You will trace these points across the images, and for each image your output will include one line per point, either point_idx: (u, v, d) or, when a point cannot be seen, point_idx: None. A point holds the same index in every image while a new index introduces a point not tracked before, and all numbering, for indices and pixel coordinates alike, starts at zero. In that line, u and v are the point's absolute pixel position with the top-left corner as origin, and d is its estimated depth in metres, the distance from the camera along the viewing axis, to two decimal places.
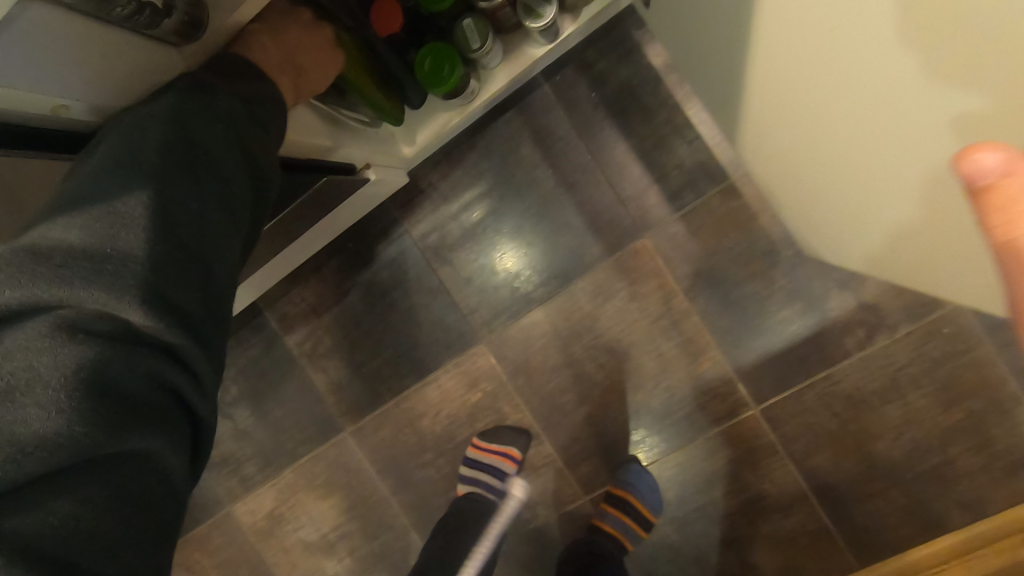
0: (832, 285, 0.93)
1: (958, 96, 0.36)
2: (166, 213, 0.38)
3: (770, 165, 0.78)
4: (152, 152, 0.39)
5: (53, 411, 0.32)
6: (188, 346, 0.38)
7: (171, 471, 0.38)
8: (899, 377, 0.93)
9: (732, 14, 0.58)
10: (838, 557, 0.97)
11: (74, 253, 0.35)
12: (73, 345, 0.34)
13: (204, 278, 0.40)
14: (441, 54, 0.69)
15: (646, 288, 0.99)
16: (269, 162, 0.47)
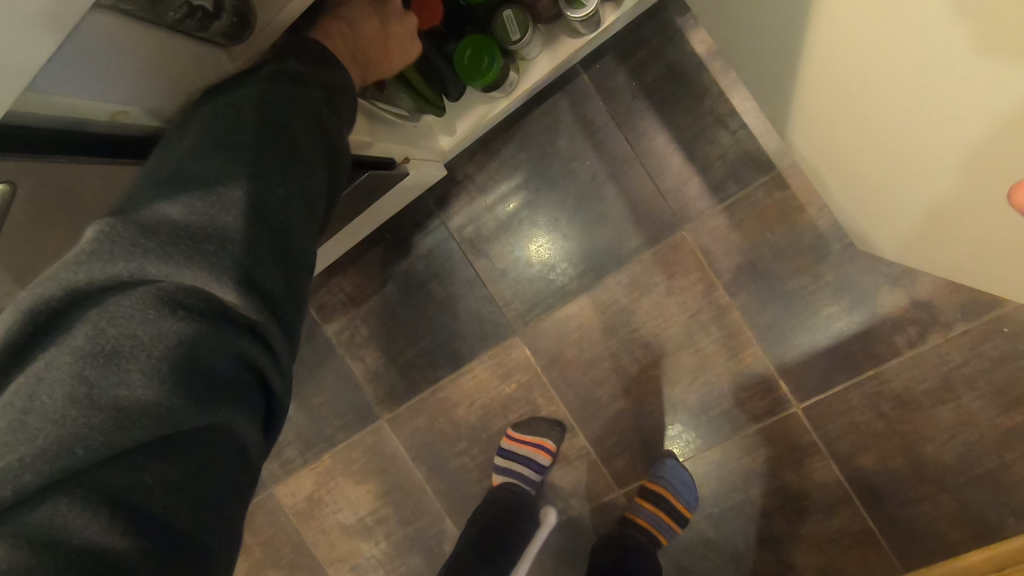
0: (883, 280, 0.90)
1: None
2: (258, 198, 0.38)
3: (831, 173, 0.75)
4: (245, 134, 0.40)
5: (154, 380, 0.32)
6: (271, 326, 0.38)
7: (250, 448, 0.37)
8: (952, 378, 0.89)
9: (779, 11, 0.58)
10: (882, 561, 0.94)
11: (176, 230, 0.35)
12: (174, 319, 0.33)
13: (289, 261, 0.40)
14: (480, 46, 0.68)
15: (685, 281, 0.97)
16: (344, 147, 0.47)
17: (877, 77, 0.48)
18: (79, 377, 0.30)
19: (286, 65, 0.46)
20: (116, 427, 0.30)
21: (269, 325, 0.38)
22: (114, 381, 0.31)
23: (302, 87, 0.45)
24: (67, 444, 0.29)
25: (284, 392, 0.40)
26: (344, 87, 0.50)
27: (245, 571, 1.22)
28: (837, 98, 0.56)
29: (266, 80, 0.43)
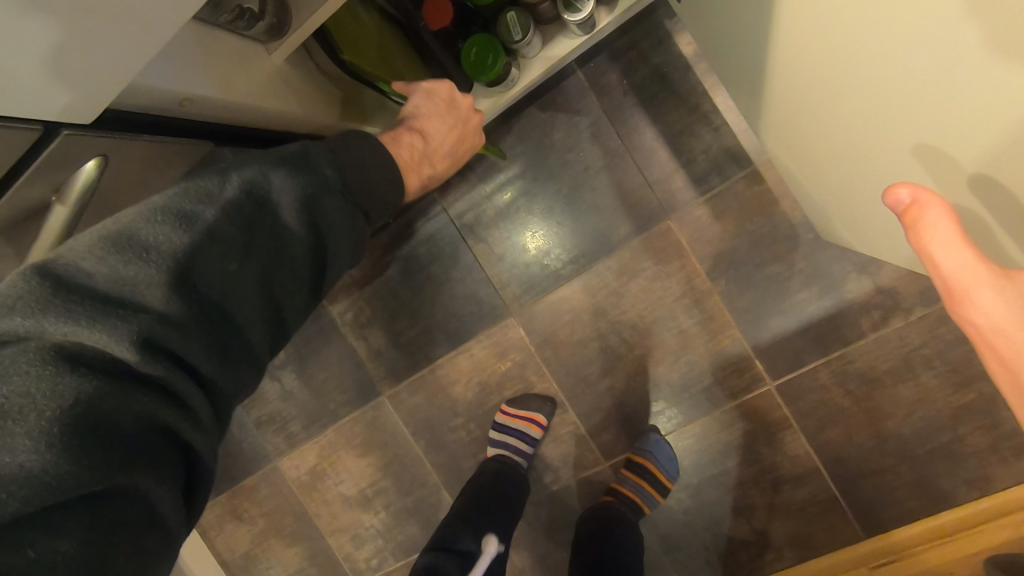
0: (851, 268, 0.97)
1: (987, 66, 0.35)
2: (192, 266, 0.42)
3: (844, 219, 0.81)
4: (201, 204, 0.43)
5: (41, 442, 0.34)
6: (185, 386, 0.41)
7: (161, 510, 0.39)
8: (912, 358, 0.96)
9: (761, 42, 0.65)
10: (847, 528, 1.02)
11: (91, 293, 0.38)
12: (73, 377, 0.36)
13: (218, 330, 0.43)
14: (486, 45, 0.74)
15: (670, 267, 1.04)
16: (336, 221, 0.50)
17: (858, 107, 0.51)
18: None
19: (309, 147, 0.51)
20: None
21: (183, 383, 0.41)
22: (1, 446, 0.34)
23: (307, 165, 0.49)
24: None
25: (206, 457, 0.43)
26: (373, 143, 0.56)
27: (251, 539, 1.28)
28: (836, 132, 0.59)
29: (280, 155, 0.48)
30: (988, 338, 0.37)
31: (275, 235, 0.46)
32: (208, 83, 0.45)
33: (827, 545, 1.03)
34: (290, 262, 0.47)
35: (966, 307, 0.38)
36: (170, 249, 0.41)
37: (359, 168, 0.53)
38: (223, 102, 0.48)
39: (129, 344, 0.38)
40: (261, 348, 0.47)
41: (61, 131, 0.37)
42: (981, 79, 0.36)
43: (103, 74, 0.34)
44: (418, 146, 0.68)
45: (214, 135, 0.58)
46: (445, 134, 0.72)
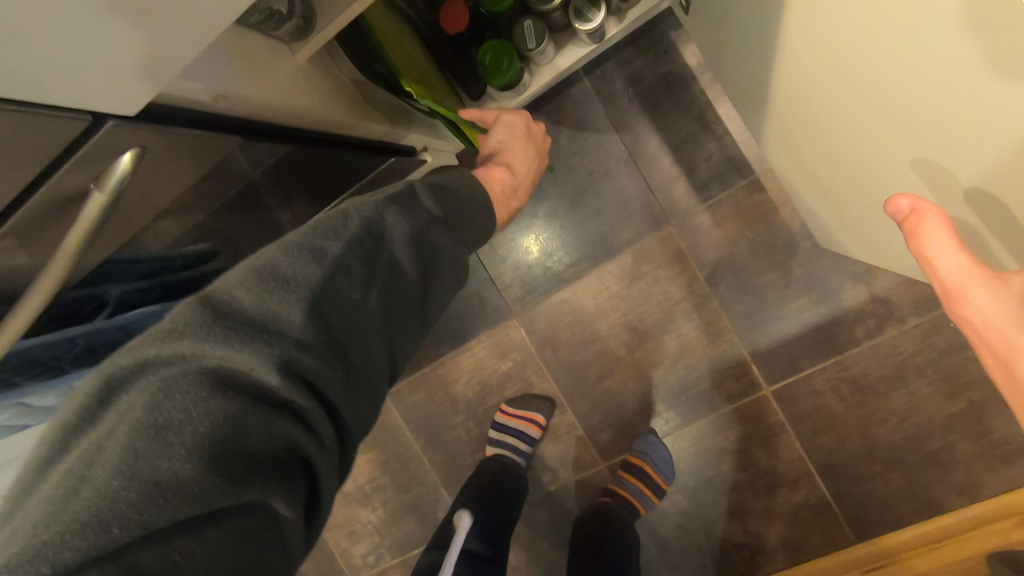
0: (846, 277, 0.99)
1: (982, 96, 0.37)
2: (327, 293, 0.42)
3: (851, 236, 0.82)
4: (330, 238, 0.44)
5: (193, 456, 0.34)
6: (317, 413, 0.40)
7: (286, 534, 0.38)
8: (904, 366, 0.99)
9: (767, 63, 0.68)
10: (838, 532, 1.04)
11: (241, 318, 0.39)
12: (222, 398, 0.36)
13: (343, 357, 0.43)
14: (500, 50, 0.77)
15: (670, 272, 1.06)
16: (435, 254, 0.52)
17: (872, 147, 0.53)
18: (131, 448, 0.33)
19: (413, 186, 0.54)
20: (149, 503, 0.32)
21: (316, 412, 0.40)
22: (158, 454, 0.33)
23: (411, 204, 0.51)
24: (104, 520, 0.31)
25: (330, 481, 0.42)
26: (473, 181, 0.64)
27: None
28: (850, 169, 0.62)
29: (391, 197, 0.50)
30: (986, 336, 0.41)
31: (394, 272, 0.48)
32: (235, 79, 0.47)
33: (819, 549, 1.05)
34: (405, 291, 0.49)
35: (963, 307, 0.41)
36: (309, 280, 0.42)
37: (455, 207, 0.57)
38: (249, 101, 0.49)
39: (271, 369, 0.38)
40: (379, 377, 0.46)
41: (105, 121, 0.39)
42: (979, 112, 0.38)
43: (158, 72, 0.36)
44: (507, 181, 0.78)
45: (257, 134, 0.60)
46: (523, 173, 0.82)
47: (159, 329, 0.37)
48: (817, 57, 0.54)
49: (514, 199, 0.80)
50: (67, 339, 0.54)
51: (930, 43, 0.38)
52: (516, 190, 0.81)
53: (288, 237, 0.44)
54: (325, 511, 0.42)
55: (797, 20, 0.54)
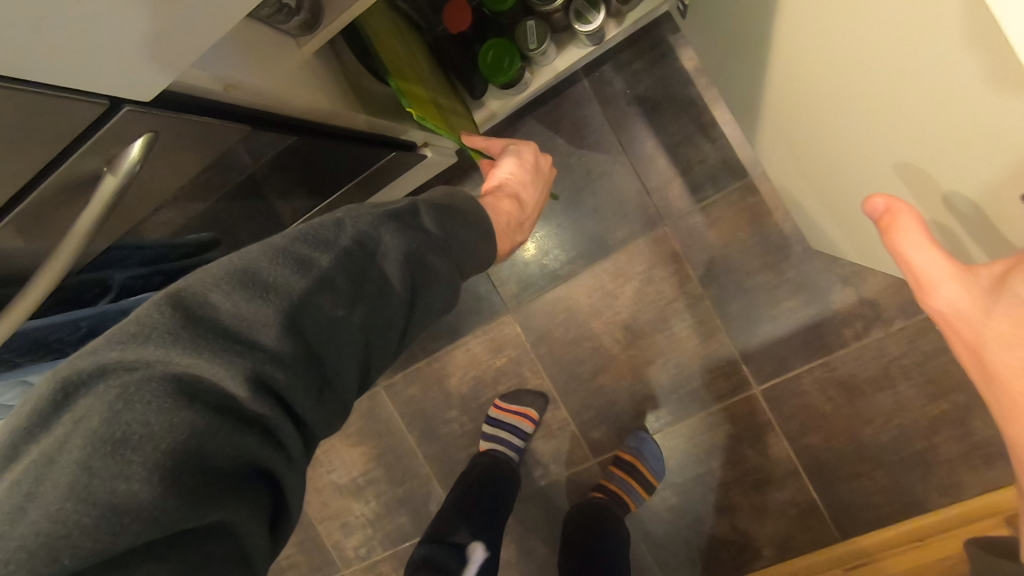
0: (836, 279, 1.01)
1: (988, 106, 0.36)
2: (307, 305, 0.41)
3: (843, 239, 0.84)
4: (318, 249, 0.42)
5: (152, 476, 0.31)
6: (283, 425, 0.39)
7: (249, 548, 0.36)
8: (891, 368, 1.01)
9: (760, 66, 0.69)
10: (824, 530, 1.05)
11: (214, 326, 0.37)
12: (187, 412, 0.34)
13: (316, 369, 0.41)
14: (502, 49, 0.78)
15: (664, 272, 1.08)
16: (431, 268, 0.50)
17: (874, 155, 0.53)
18: (85, 467, 0.30)
19: (417, 203, 0.52)
20: (106, 529, 0.30)
21: (283, 425, 0.39)
22: (114, 473, 0.31)
23: (409, 219, 0.50)
24: (54, 548, 0.29)
25: (295, 490, 0.41)
26: (481, 215, 0.59)
27: None
28: (852, 176, 0.62)
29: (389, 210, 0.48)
30: (956, 325, 0.40)
31: (383, 286, 0.46)
32: (246, 69, 0.48)
33: (804, 546, 1.07)
34: (392, 306, 0.47)
35: (935, 298, 0.41)
36: (289, 291, 0.40)
37: (458, 222, 0.55)
38: (259, 91, 0.51)
39: (240, 382, 0.36)
40: (352, 391, 0.45)
41: (123, 107, 0.41)
42: (982, 122, 0.37)
43: (173, 57, 0.37)
44: (512, 211, 0.73)
45: (266, 123, 0.61)
46: (528, 204, 0.78)
47: (120, 330, 0.34)
48: (820, 59, 0.52)
49: (518, 232, 0.75)
50: (70, 322, 0.54)
51: (932, 50, 0.38)
52: (520, 225, 0.76)
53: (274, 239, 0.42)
54: (292, 519, 0.41)
55: (796, 28, 0.54)
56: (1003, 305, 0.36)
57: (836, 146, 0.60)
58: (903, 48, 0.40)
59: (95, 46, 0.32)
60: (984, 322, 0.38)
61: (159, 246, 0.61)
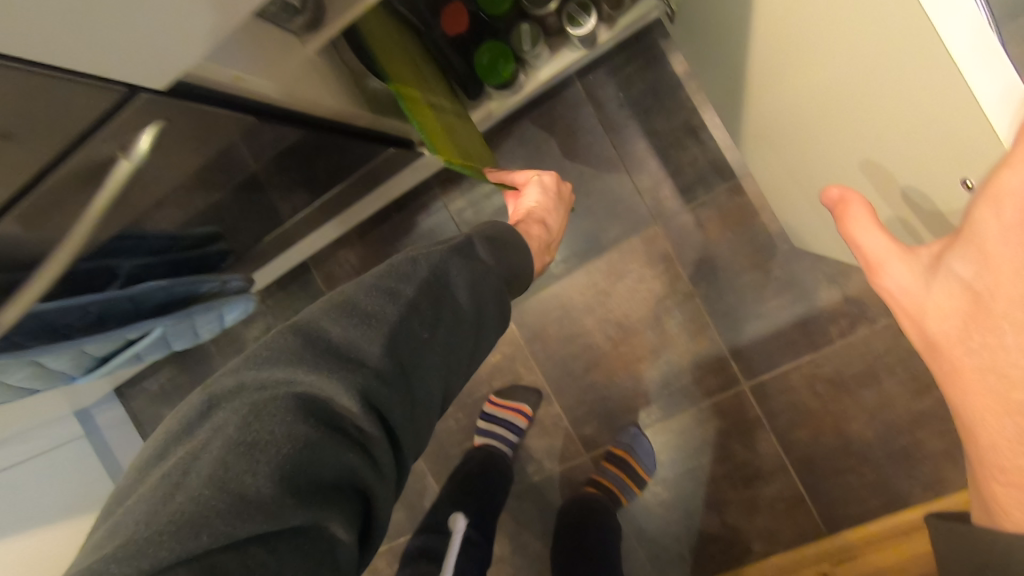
0: (822, 278, 1.04)
1: (919, 105, 0.40)
2: (398, 337, 0.50)
3: (817, 235, 0.87)
4: (402, 285, 0.53)
5: (269, 473, 0.40)
6: (378, 442, 0.47)
7: (338, 552, 0.41)
8: (876, 364, 1.03)
9: (737, 70, 0.73)
10: (811, 524, 1.08)
11: (335, 350, 0.48)
12: (303, 421, 0.43)
13: (406, 392, 0.50)
14: (497, 51, 0.82)
15: (655, 271, 1.10)
16: (489, 304, 0.58)
17: (841, 167, 0.58)
18: (226, 461, 0.40)
19: (471, 241, 0.60)
20: (234, 513, 0.38)
21: (377, 441, 0.46)
22: (245, 468, 0.40)
23: (473, 263, 0.58)
24: (196, 525, 0.37)
25: (380, 506, 0.47)
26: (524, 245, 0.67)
27: None
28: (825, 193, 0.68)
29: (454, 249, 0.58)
30: (901, 301, 0.43)
31: (453, 317, 0.54)
32: (251, 63, 0.51)
33: (792, 540, 1.08)
34: (465, 332, 0.55)
35: (882, 278, 0.44)
36: (386, 319, 0.50)
37: (511, 260, 0.63)
38: (262, 85, 0.54)
39: (351, 397, 0.46)
40: (433, 410, 0.53)
41: (139, 95, 0.42)
42: (917, 119, 0.42)
43: (190, 35, 0.38)
44: (540, 233, 0.78)
45: (276, 119, 0.62)
46: (554, 226, 0.84)
47: (260, 354, 0.48)
48: (786, 87, 0.59)
49: (547, 254, 0.80)
50: (79, 307, 0.59)
51: (870, 59, 0.42)
52: (549, 248, 0.81)
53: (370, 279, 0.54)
54: (377, 530, 0.47)
55: (762, 48, 0.60)
56: (945, 281, 0.39)
57: (811, 146, 0.62)
58: (861, 47, 0.42)
59: (120, 41, 0.35)
60: (931, 291, 0.40)
61: (162, 238, 0.65)
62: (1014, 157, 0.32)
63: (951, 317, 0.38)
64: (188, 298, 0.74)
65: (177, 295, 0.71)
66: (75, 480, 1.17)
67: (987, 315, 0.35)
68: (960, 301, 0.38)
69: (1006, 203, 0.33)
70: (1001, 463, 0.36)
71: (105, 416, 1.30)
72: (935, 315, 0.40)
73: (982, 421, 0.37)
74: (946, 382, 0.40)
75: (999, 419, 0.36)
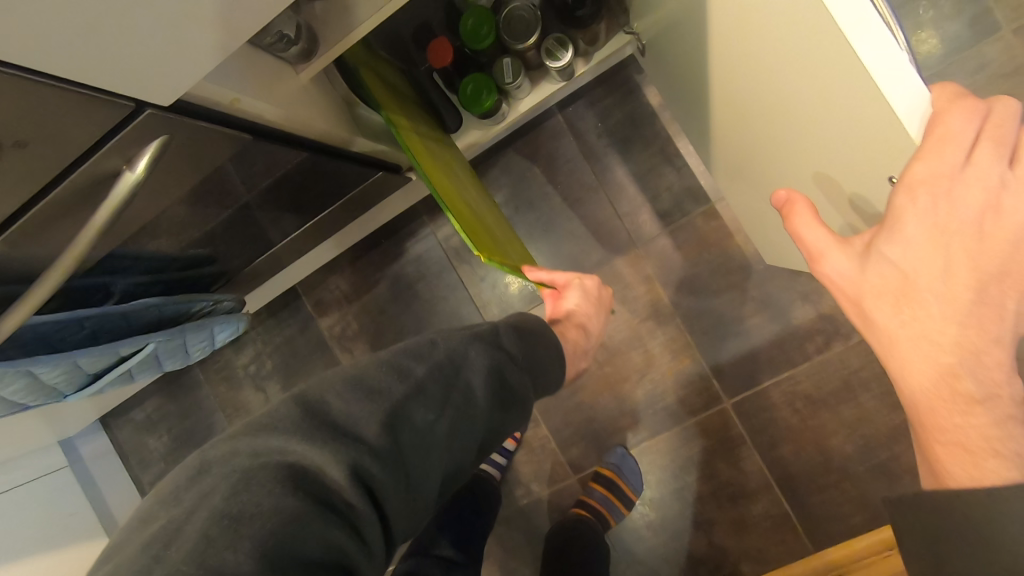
0: (796, 296, 1.08)
1: (851, 114, 0.44)
2: (398, 412, 0.51)
3: (782, 252, 0.92)
4: (414, 363, 0.54)
5: (249, 549, 0.41)
6: (368, 518, 0.48)
7: None
8: (852, 380, 1.06)
9: (698, 96, 0.79)
10: (797, 542, 1.08)
11: (333, 422, 0.49)
12: (292, 494, 0.44)
13: (400, 468, 0.51)
14: (480, 83, 0.86)
15: (636, 292, 1.14)
16: (502, 384, 0.59)
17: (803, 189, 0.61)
18: (208, 533, 0.41)
19: (490, 328, 0.62)
20: None
21: (368, 516, 0.48)
22: (226, 543, 0.41)
23: (485, 344, 0.60)
24: None
25: None
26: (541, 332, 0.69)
27: None
28: None
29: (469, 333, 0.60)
30: (840, 287, 0.46)
31: (459, 395, 0.56)
32: (249, 86, 0.55)
33: (779, 559, 1.09)
34: (475, 418, 0.57)
35: (823, 266, 0.47)
36: (389, 396, 0.51)
37: (528, 344, 0.64)
38: (259, 109, 0.58)
39: (342, 471, 0.47)
40: (428, 489, 0.54)
41: (145, 109, 0.45)
42: (852, 129, 0.45)
43: (177, 81, 0.44)
44: (577, 338, 0.81)
45: (272, 141, 0.65)
46: (592, 329, 0.86)
47: (258, 421, 0.49)
48: (748, 116, 0.64)
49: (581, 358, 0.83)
50: (75, 322, 0.61)
51: (806, 78, 0.47)
52: (585, 351, 0.84)
53: (383, 355, 0.55)
54: None
55: (720, 78, 0.65)
56: (877, 264, 0.43)
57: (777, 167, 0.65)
58: (795, 65, 0.47)
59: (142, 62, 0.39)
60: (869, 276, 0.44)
61: (158, 259, 0.68)
62: (923, 152, 0.39)
63: (886, 297, 0.43)
64: (179, 317, 0.76)
65: (170, 314, 0.73)
66: (57, 511, 1.15)
67: (914, 291, 0.41)
68: (893, 279, 0.42)
69: (919, 190, 0.39)
70: (937, 422, 0.42)
71: (91, 448, 1.29)
72: (869, 297, 0.44)
73: (917, 385, 0.42)
74: (885, 354, 0.44)
75: (936, 379, 0.41)
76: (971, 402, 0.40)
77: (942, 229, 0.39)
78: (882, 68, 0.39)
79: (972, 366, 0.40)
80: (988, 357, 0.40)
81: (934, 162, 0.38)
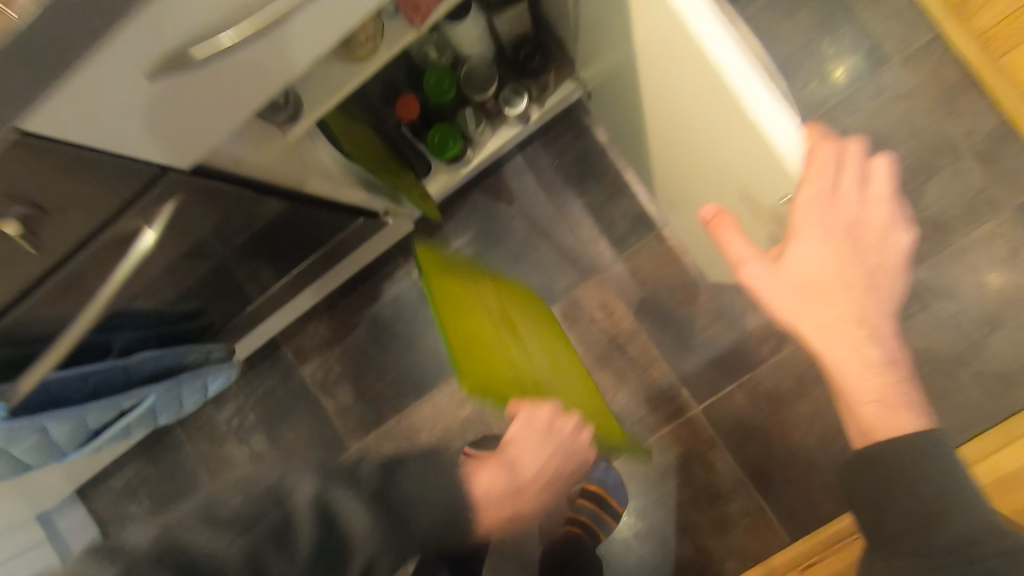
0: (748, 304, 1.18)
1: (749, 144, 0.53)
2: (214, 543, 0.44)
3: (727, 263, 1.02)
4: (266, 500, 0.46)
5: None
6: None
7: None
8: (806, 376, 1.16)
9: (635, 132, 0.90)
10: (775, 534, 1.15)
11: (157, 544, 0.44)
12: None
13: None
14: (446, 132, 0.95)
15: (603, 313, 1.22)
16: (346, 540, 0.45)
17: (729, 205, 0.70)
18: None
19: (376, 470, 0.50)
20: None
21: None
22: None
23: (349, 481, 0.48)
24: None
25: None
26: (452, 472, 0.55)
27: None
28: None
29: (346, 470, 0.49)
30: (757, 291, 0.55)
31: (288, 543, 0.44)
32: (248, 146, 0.62)
33: (761, 553, 1.15)
34: None
35: (744, 272, 0.55)
36: (216, 530, 0.44)
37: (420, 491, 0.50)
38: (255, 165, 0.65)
39: None
40: None
41: (169, 174, 0.51)
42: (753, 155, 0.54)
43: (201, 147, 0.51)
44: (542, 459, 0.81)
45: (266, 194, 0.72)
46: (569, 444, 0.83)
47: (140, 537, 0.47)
48: (680, 143, 0.73)
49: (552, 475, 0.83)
50: (81, 376, 0.64)
51: (715, 114, 0.56)
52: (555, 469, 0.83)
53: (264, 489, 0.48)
54: None
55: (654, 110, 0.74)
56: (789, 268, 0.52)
57: (706, 191, 0.75)
58: (705, 103, 0.56)
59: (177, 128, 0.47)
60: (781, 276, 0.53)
61: (151, 313, 0.73)
62: (808, 177, 0.48)
63: (801, 294, 0.53)
64: (175, 368, 0.79)
65: (166, 365, 0.76)
66: None
67: (822, 286, 0.52)
68: (804, 280, 0.52)
69: (810, 206, 0.49)
70: (856, 391, 0.53)
71: (68, 520, 1.26)
72: (789, 295, 0.53)
73: (839, 361, 0.53)
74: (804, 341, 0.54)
75: (852, 354, 0.52)
76: (880, 365, 0.52)
77: (831, 235, 0.50)
78: (763, 114, 0.49)
79: (874, 338, 0.52)
80: (884, 330, 0.52)
81: (816, 184, 0.48)
